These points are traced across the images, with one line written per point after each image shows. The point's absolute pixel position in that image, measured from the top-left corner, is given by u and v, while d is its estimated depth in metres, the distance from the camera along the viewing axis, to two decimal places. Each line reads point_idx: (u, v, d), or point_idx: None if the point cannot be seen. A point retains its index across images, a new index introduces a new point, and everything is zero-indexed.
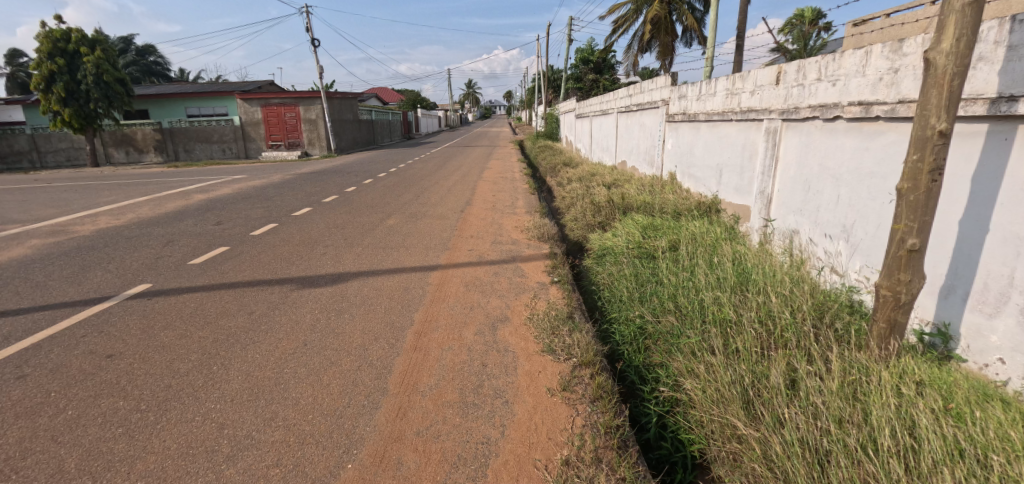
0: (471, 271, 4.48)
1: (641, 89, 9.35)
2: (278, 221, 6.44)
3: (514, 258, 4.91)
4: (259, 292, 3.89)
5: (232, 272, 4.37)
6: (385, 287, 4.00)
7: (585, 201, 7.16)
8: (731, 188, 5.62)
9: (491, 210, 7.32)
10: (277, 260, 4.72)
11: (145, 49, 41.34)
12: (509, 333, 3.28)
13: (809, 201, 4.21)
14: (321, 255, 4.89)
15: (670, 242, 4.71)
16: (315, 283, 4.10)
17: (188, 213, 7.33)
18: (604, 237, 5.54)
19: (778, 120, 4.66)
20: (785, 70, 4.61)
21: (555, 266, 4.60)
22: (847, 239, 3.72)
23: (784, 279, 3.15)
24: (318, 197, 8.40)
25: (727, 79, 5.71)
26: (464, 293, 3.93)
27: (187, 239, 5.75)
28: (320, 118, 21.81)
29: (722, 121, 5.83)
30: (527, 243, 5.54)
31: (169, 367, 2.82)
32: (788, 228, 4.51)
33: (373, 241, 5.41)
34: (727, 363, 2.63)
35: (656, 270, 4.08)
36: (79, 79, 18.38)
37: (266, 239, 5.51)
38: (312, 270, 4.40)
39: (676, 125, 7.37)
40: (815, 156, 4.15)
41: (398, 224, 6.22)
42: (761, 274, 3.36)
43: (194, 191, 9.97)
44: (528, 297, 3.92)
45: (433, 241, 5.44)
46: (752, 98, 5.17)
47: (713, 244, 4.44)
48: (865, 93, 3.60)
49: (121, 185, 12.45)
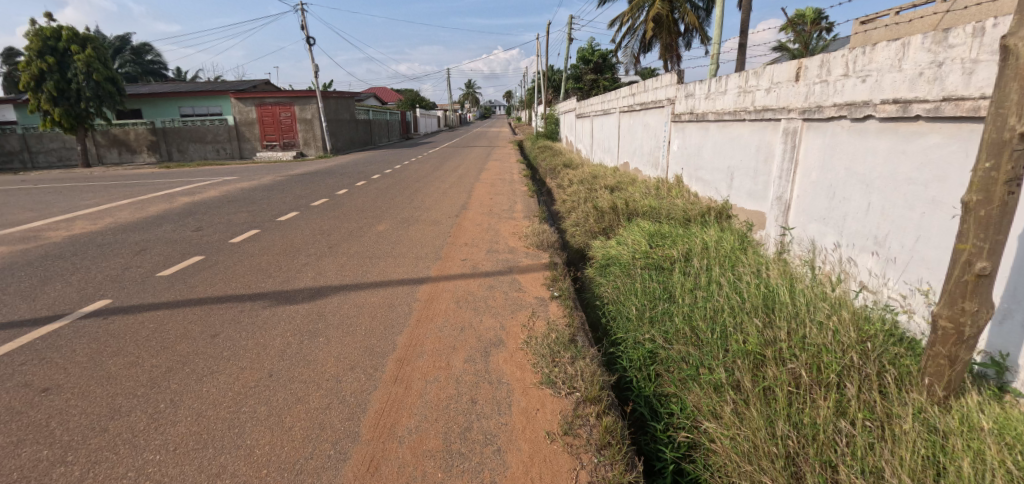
0: (463, 284, 4.09)
1: (645, 88, 8.97)
2: (261, 227, 6.06)
3: (511, 270, 4.53)
4: (228, 311, 3.50)
5: (202, 286, 3.99)
6: (367, 304, 3.62)
7: (587, 205, 6.78)
8: (743, 193, 5.25)
9: (487, 215, 6.94)
10: (253, 272, 4.34)
11: (141, 48, 40.90)
12: (503, 360, 2.91)
13: (834, 209, 3.84)
14: (302, 266, 4.50)
15: (680, 252, 4.35)
16: (291, 299, 3.72)
17: (169, 218, 6.95)
18: (608, 245, 5.17)
19: (798, 121, 4.27)
20: (806, 66, 4.23)
21: (555, 279, 4.23)
22: (881, 253, 3.36)
23: (817, 302, 2.78)
24: (307, 200, 8.02)
25: (741, 76, 5.32)
26: (454, 311, 3.56)
27: (162, 247, 5.37)
28: (316, 118, 21.45)
29: (733, 121, 5.45)
30: (525, 252, 5.16)
31: (109, 405, 2.44)
32: (810, 238, 4.14)
33: (359, 249, 5.03)
34: (756, 404, 2.27)
35: (667, 285, 3.73)
36: (70, 78, 18.00)
37: (245, 247, 5.13)
38: (289, 284, 4.02)
39: (683, 126, 6.99)
40: (841, 159, 3.78)
41: (388, 230, 5.84)
42: (787, 294, 3.00)
43: (181, 193, 9.58)
44: (525, 315, 3.55)
45: (424, 250, 5.06)
46: (767, 96, 4.79)
47: (728, 256, 4.09)
48: (902, 89, 3.23)
49: (108, 187, 12.07)
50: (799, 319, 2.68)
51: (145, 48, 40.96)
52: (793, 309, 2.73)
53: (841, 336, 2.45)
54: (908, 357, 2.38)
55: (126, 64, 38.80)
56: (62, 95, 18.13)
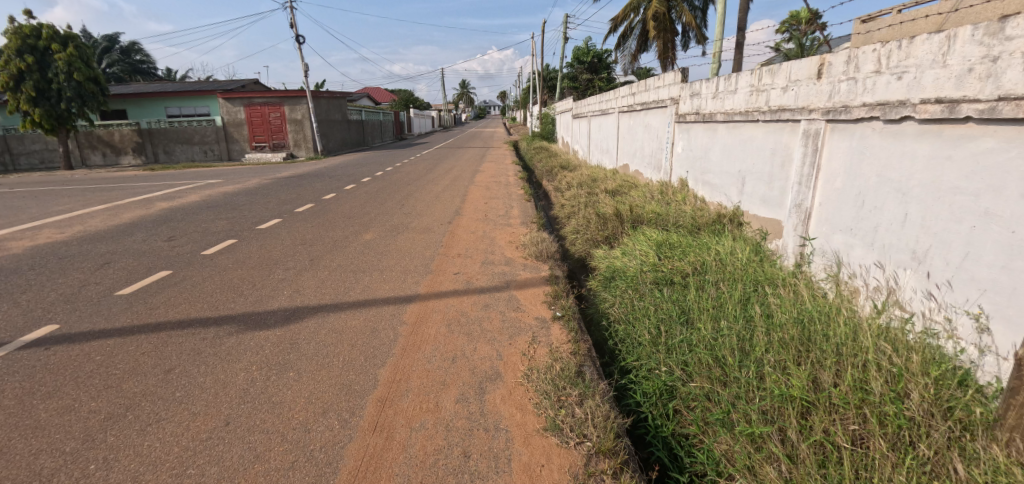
0: (455, 303, 3.69)
1: (645, 87, 8.58)
2: (238, 236, 5.64)
3: (508, 285, 4.15)
4: (188, 340, 3.10)
5: (164, 308, 3.58)
6: (347, 330, 3.21)
7: (588, 211, 6.41)
8: (756, 199, 4.90)
9: (482, 221, 6.55)
10: (223, 290, 3.93)
11: (130, 47, 40.14)
12: (501, 399, 2.53)
13: (862, 220, 3.49)
14: (278, 282, 4.09)
15: (692, 267, 4.00)
16: (262, 323, 3.31)
17: (141, 226, 6.50)
18: (612, 256, 4.81)
19: (821, 122, 3.91)
20: (830, 62, 3.87)
21: (557, 296, 3.85)
22: (920, 269, 3.01)
23: (861, 331, 2.41)
24: (292, 205, 7.60)
25: (752, 74, 4.97)
26: (445, 337, 3.17)
27: (128, 259, 4.95)
28: (306, 119, 21.00)
29: (744, 121, 5.10)
30: (523, 264, 4.77)
31: (29, 467, 2.04)
32: (834, 250, 3.79)
33: (343, 262, 4.62)
34: (804, 465, 1.91)
35: (682, 305, 3.38)
36: (50, 78, 17.42)
37: (218, 261, 4.71)
38: (262, 305, 3.61)
39: (688, 127, 6.63)
40: (872, 165, 3.43)
41: (376, 240, 5.43)
42: (822, 321, 2.65)
43: (160, 198, 9.13)
44: (524, 341, 3.17)
45: (414, 262, 4.66)
46: (784, 96, 4.42)
47: (745, 274, 3.75)
48: (947, 87, 2.88)
49: (86, 190, 11.57)
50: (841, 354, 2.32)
51: (133, 48, 40.21)
52: (836, 340, 2.36)
53: (896, 374, 2.09)
54: (979, 399, 2.01)
55: (114, 64, 38.06)
56: (43, 95, 17.55)
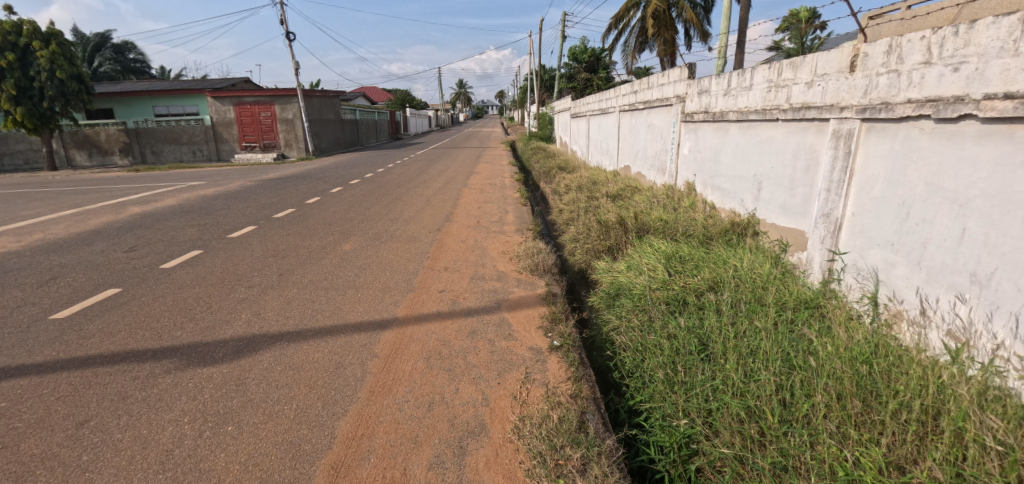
0: (437, 330, 3.20)
1: (648, 84, 8.10)
2: (205, 247, 5.14)
3: (499, 305, 3.67)
4: (115, 380, 2.61)
5: (98, 338, 3.09)
6: (306, 366, 2.72)
7: (589, 217, 5.94)
8: (774, 206, 4.43)
9: (474, 228, 6.07)
10: (172, 314, 3.43)
11: (123, 46, 39.50)
12: (484, 463, 2.05)
13: (906, 235, 3.03)
14: (238, 303, 3.61)
15: (707, 287, 3.55)
16: (208, 357, 2.83)
17: (104, 234, 5.99)
18: (615, 269, 4.35)
19: (854, 121, 3.44)
20: (865, 52, 3.40)
21: (555, 320, 3.36)
22: (983, 296, 2.56)
23: (940, 391, 1.94)
24: (271, 210, 7.10)
25: (770, 68, 4.49)
26: (422, 375, 2.69)
27: (78, 274, 4.45)
28: (297, 118, 20.47)
29: (761, 120, 4.62)
30: (517, 278, 4.29)
31: None
32: (871, 267, 3.32)
33: (315, 278, 4.13)
34: None
35: (701, 336, 2.90)
36: (32, 76, 16.84)
37: (175, 276, 4.21)
38: (213, 333, 3.12)
39: (696, 126, 6.14)
40: (919, 171, 2.96)
41: (355, 251, 4.93)
42: (881, 366, 2.18)
43: (135, 202, 8.61)
44: (516, 380, 2.69)
45: (395, 278, 4.16)
46: (808, 92, 3.95)
47: (768, 295, 3.32)
48: (1019, 79, 2.41)
49: (62, 193, 11.03)
50: (917, 419, 1.86)
51: (126, 47, 39.60)
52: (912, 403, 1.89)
53: (999, 455, 1.66)
54: None
55: (106, 63, 37.38)
56: (25, 94, 16.95)
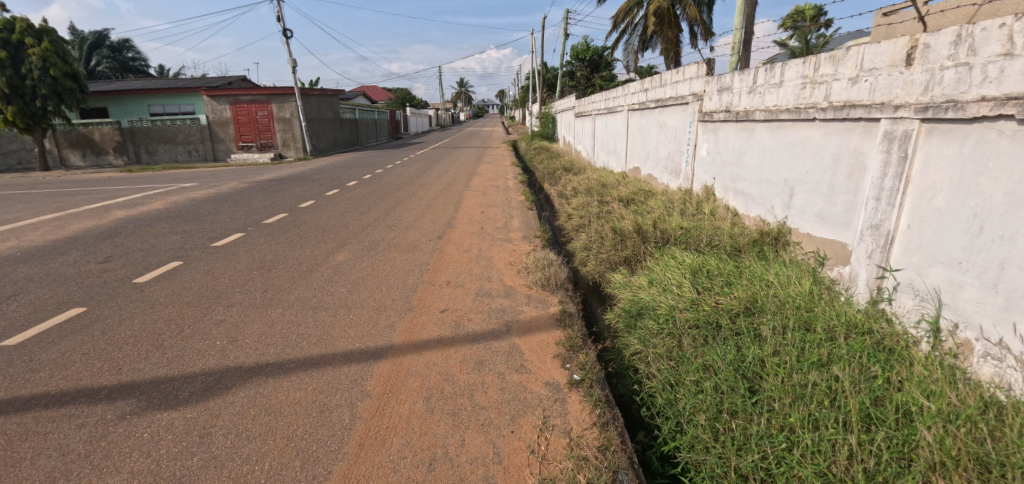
0: (439, 360, 2.80)
1: (660, 81, 7.68)
2: (186, 257, 4.74)
3: (508, 328, 3.26)
4: (58, 429, 2.23)
5: (48, 371, 2.70)
6: (285, 411, 2.32)
7: (601, 224, 5.53)
8: (809, 215, 4.02)
9: (477, 235, 5.66)
10: (138, 340, 3.04)
11: (120, 45, 39.06)
12: None
13: (978, 253, 2.62)
14: (214, 325, 3.21)
15: (741, 309, 3.12)
16: (172, 398, 2.44)
17: (81, 242, 5.59)
18: (635, 284, 3.94)
19: (911, 122, 3.03)
20: (926, 43, 2.99)
21: (573, 348, 2.95)
22: None
23: None
24: (261, 215, 6.70)
25: (806, 63, 4.08)
26: (421, 421, 2.28)
27: (42, 290, 4.05)
28: (295, 118, 20.03)
29: (794, 120, 4.20)
30: (526, 295, 3.87)
31: None
32: (931, 288, 2.90)
33: (302, 295, 3.73)
34: None
35: (751, 376, 2.51)
36: (24, 74, 16.40)
37: (148, 293, 3.81)
38: (181, 365, 2.73)
39: (715, 126, 5.72)
40: (996, 180, 2.55)
41: (349, 262, 4.53)
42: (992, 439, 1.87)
43: (120, 205, 8.19)
44: (532, 426, 2.28)
45: (391, 295, 3.75)
46: (854, 89, 3.54)
47: (815, 321, 2.89)
48: None
49: (48, 195, 10.62)
50: None
51: (123, 44, 39.17)
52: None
53: None
54: None
55: (103, 61, 36.92)
56: (16, 92, 16.53)
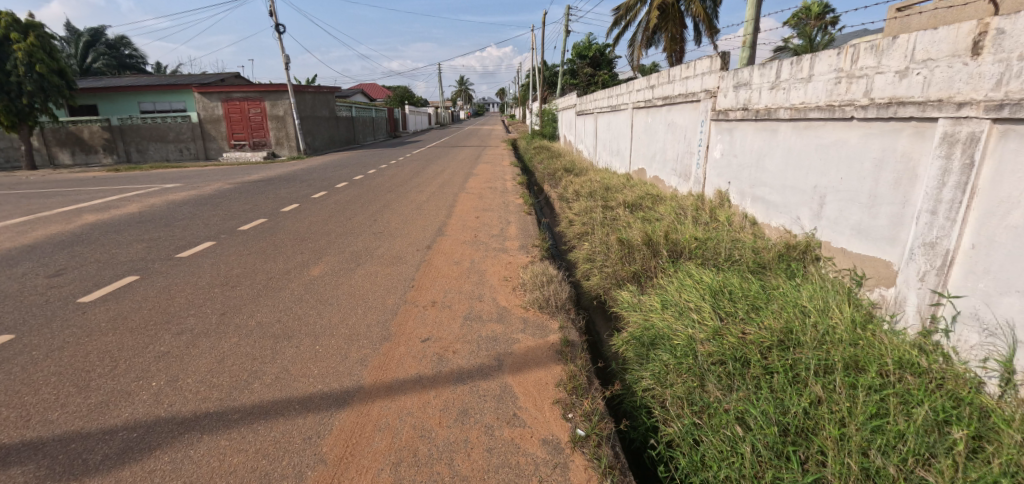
0: (415, 409, 2.32)
1: (668, 78, 7.19)
2: (145, 270, 4.27)
3: (500, 362, 2.78)
4: None
5: None
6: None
7: (605, 233, 5.05)
8: (844, 227, 3.54)
9: (470, 245, 5.18)
10: (61, 379, 2.56)
11: (117, 41, 38.57)
12: None
13: None
14: (154, 360, 2.73)
15: (773, 342, 2.61)
16: (79, 463, 1.96)
17: (37, 251, 5.11)
18: (646, 305, 3.45)
19: (980, 123, 2.54)
20: (1000, 29, 2.51)
21: (576, 392, 2.47)
22: None
23: None
24: (240, 220, 6.23)
25: (843, 54, 3.60)
26: None
27: None
28: (288, 115, 19.47)
29: (826, 118, 3.71)
30: (522, 318, 3.40)
31: None
32: (1003, 322, 2.42)
33: (264, 319, 3.25)
34: None
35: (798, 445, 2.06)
36: (9, 70, 15.92)
37: (89, 316, 3.33)
38: (101, 416, 2.25)
39: (732, 125, 5.23)
40: None
41: (325, 278, 4.04)
42: None
43: (94, 208, 7.70)
44: None
45: (366, 320, 3.27)
46: (904, 83, 3.06)
47: (866, 360, 2.39)
48: None
49: (27, 195, 10.18)
50: None
51: (120, 41, 38.72)
52: None
53: None
54: None
55: (98, 58, 36.48)
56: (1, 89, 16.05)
